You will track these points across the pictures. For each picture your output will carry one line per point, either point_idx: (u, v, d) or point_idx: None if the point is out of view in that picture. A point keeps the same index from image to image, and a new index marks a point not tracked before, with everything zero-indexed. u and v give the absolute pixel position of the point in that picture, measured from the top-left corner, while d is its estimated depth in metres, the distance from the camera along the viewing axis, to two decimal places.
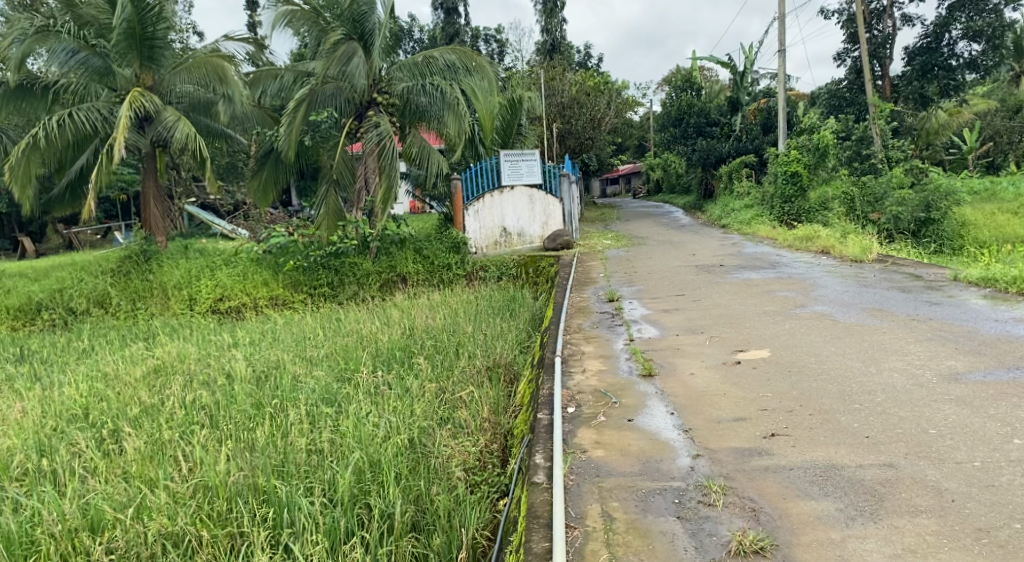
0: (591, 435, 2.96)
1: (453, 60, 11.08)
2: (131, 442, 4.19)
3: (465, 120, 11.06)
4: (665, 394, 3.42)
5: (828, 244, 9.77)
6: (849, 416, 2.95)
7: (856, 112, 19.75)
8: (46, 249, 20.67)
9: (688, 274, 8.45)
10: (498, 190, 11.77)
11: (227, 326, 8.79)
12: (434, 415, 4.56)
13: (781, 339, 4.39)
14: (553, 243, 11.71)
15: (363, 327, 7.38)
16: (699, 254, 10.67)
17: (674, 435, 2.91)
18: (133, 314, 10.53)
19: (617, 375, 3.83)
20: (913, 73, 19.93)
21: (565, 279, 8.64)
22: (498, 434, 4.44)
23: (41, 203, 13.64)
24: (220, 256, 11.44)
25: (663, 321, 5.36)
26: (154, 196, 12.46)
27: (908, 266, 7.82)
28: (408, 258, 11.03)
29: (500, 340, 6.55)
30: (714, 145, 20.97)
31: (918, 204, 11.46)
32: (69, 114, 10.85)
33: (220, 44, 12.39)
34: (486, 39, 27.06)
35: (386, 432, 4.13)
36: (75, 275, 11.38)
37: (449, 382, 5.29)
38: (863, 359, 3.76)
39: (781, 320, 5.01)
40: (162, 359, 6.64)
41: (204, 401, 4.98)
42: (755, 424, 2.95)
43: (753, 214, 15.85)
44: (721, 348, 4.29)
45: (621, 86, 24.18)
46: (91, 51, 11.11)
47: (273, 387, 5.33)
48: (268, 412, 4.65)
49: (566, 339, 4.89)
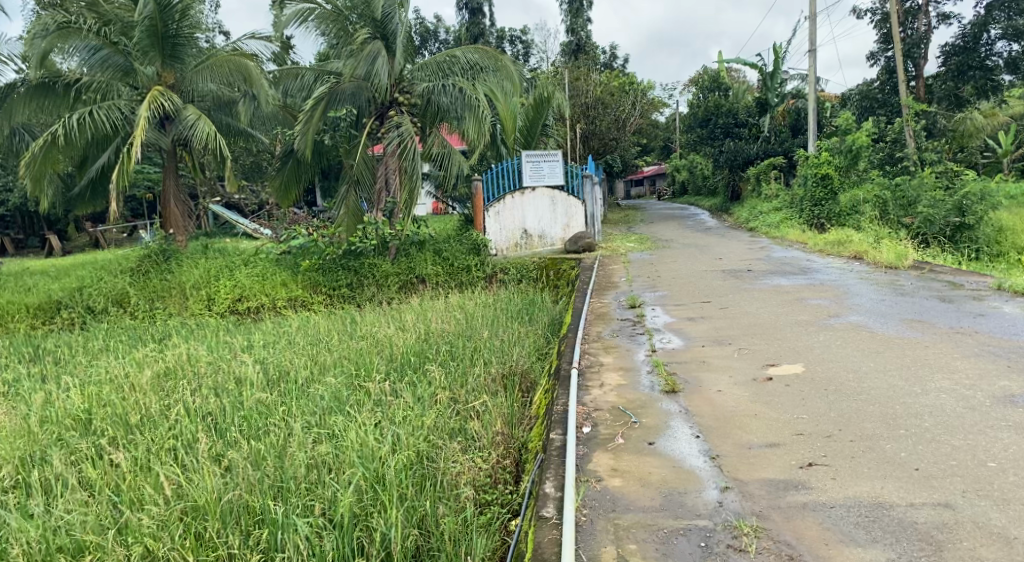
0: (608, 460, 2.71)
1: (475, 59, 11.02)
2: (128, 454, 4.05)
3: (485, 122, 10.74)
4: (688, 414, 3.15)
5: (862, 249, 9.39)
6: (895, 445, 2.67)
7: (888, 114, 19.23)
8: (73, 247, 20.89)
9: (714, 280, 8.13)
10: (519, 192, 11.54)
11: (242, 328, 8.69)
12: (445, 428, 4.37)
13: (816, 353, 4.09)
14: (575, 245, 11.43)
15: (377, 331, 7.20)
16: (726, 258, 10.33)
17: (699, 463, 2.65)
18: (152, 313, 10.36)
19: (638, 390, 3.57)
20: (949, 73, 19.37)
21: (585, 283, 8.38)
22: (512, 448, 4.23)
23: (64, 199, 13.68)
24: (239, 257, 11.50)
25: (688, 331, 5.08)
26: (174, 196, 12.42)
27: (947, 274, 7.45)
28: (427, 259, 10.85)
29: (517, 345, 6.33)
30: (741, 147, 20.54)
31: (952, 208, 11.01)
32: (90, 113, 10.83)
33: (244, 43, 12.34)
34: (511, 40, 26.81)
35: (392, 445, 3.95)
36: (95, 274, 11.37)
37: (462, 390, 5.10)
38: (908, 378, 3.46)
39: (814, 332, 4.70)
40: (171, 361, 6.52)
41: (208, 408, 4.85)
42: (789, 452, 2.68)
43: (781, 218, 15.44)
44: (751, 362, 4.00)
45: (647, 87, 23.80)
46: (113, 49, 11.18)
47: (281, 394, 5.18)
48: (273, 421, 4.50)
49: (584, 348, 4.63)
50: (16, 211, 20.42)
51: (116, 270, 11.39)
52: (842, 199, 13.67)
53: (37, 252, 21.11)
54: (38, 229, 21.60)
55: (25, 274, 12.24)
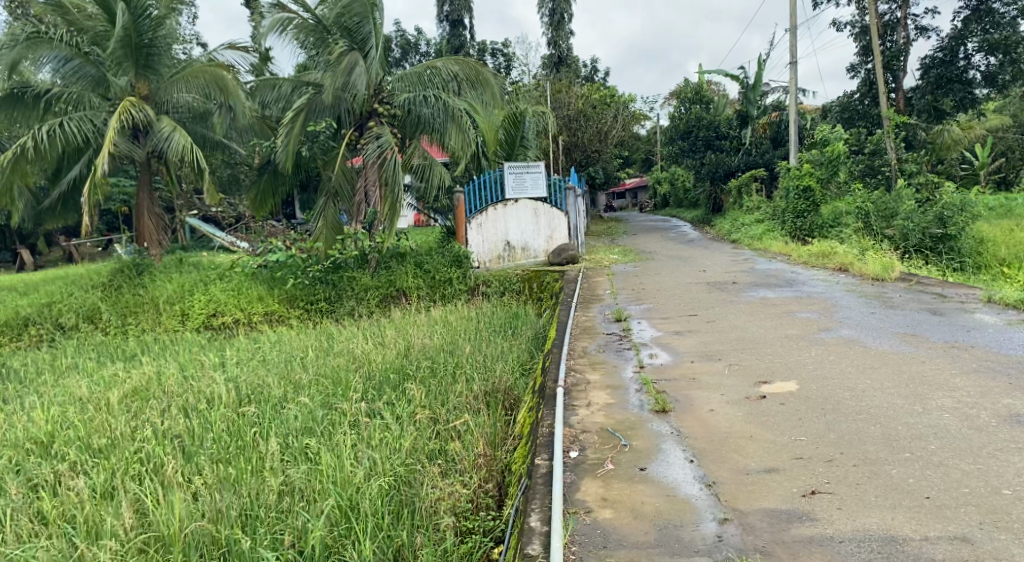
0: (597, 489, 2.53)
1: (456, 71, 10.91)
2: (88, 480, 3.82)
3: (469, 135, 10.74)
4: (681, 436, 2.98)
5: (847, 261, 9.32)
6: (901, 470, 2.52)
7: (868, 125, 19.39)
8: (45, 261, 20.42)
9: (699, 292, 8.01)
10: (502, 203, 11.37)
11: (216, 344, 8.42)
12: (425, 451, 4.16)
13: (810, 370, 3.95)
14: (558, 257, 11.29)
15: (356, 347, 6.99)
16: (711, 270, 10.23)
17: (694, 491, 2.48)
18: (124, 330, 10.03)
19: (626, 410, 3.39)
20: (928, 86, 19.66)
21: (569, 296, 8.21)
22: (495, 470, 4.05)
23: (32, 212, 13.31)
24: (215, 271, 11.22)
25: (676, 345, 4.93)
26: (148, 207, 12.12)
27: (935, 286, 7.38)
28: (408, 273, 10.64)
29: (499, 361, 6.13)
30: (723, 159, 20.63)
31: (932, 220, 11.01)
32: (60, 124, 10.59)
33: (220, 53, 12.11)
34: (492, 52, 26.87)
35: (368, 469, 3.74)
36: (65, 289, 11.03)
37: (444, 410, 4.90)
38: (908, 396, 3.32)
39: (806, 346, 4.56)
40: (139, 380, 6.24)
41: (176, 429, 4.61)
42: (789, 478, 2.52)
43: (764, 229, 15.42)
44: (743, 379, 3.85)
45: (629, 100, 23.87)
46: (84, 59, 10.93)
47: (253, 415, 4.94)
48: (245, 443, 4.26)
49: (570, 365, 4.46)
50: None
51: (86, 284, 11.07)
52: (825, 211, 13.66)
53: (9, 265, 20.62)
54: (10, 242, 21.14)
55: None
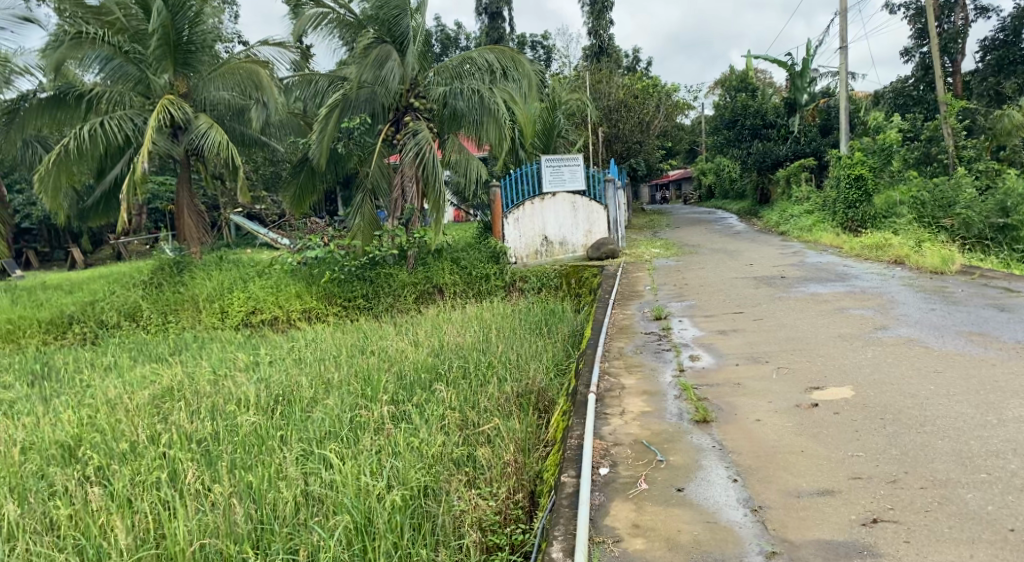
0: (628, 514, 2.29)
1: (493, 60, 10.53)
2: (109, 488, 3.82)
3: (505, 127, 10.47)
4: (723, 450, 2.72)
5: (902, 253, 8.81)
6: (976, 494, 2.22)
7: (924, 111, 18.50)
8: (96, 259, 20.98)
9: (745, 288, 7.64)
10: (539, 197, 11.12)
11: (250, 342, 8.42)
12: (451, 457, 4.02)
13: (865, 373, 3.62)
14: (598, 252, 11.00)
15: (389, 346, 6.86)
16: (756, 264, 9.81)
17: (739, 517, 2.22)
18: (164, 327, 10.13)
19: (663, 420, 3.13)
20: (988, 69, 18.77)
21: (607, 292, 7.92)
22: (525, 478, 3.87)
23: (77, 212, 13.60)
24: (254, 269, 11.28)
25: (719, 346, 4.62)
26: (188, 207, 12.34)
27: (1000, 280, 6.87)
28: (445, 269, 10.48)
29: (534, 360, 5.92)
30: (771, 148, 19.95)
31: (994, 208, 10.46)
32: (101, 123, 10.76)
33: (257, 50, 12.19)
34: (532, 45, 26.65)
35: (389, 479, 3.64)
36: (109, 288, 11.23)
37: (474, 412, 4.73)
38: (979, 405, 2.98)
39: (861, 347, 4.22)
40: (170, 381, 6.24)
41: (200, 433, 4.57)
42: (846, 503, 2.24)
43: (813, 220, 14.82)
44: (792, 385, 3.55)
45: (671, 90, 23.31)
46: (124, 58, 11.01)
47: (281, 418, 4.87)
48: (267, 449, 4.20)
49: (604, 367, 4.22)
50: (42, 224, 20.59)
51: (129, 283, 11.24)
52: (878, 201, 12.99)
53: (62, 263, 21.29)
54: (64, 241, 21.82)
55: (41, 289, 12.14)
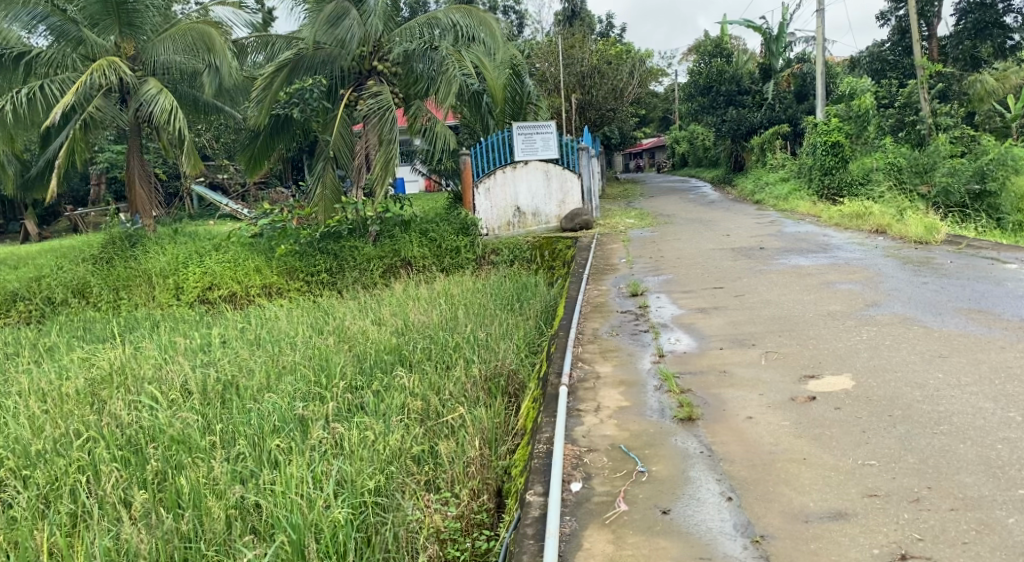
0: (604, 547, 1.92)
1: (462, 21, 9.94)
2: (19, 499, 3.39)
3: (452, 83, 9.75)
4: (713, 458, 2.36)
5: (884, 222, 8.54)
6: (1018, 518, 1.89)
7: (901, 76, 18.29)
8: (51, 233, 20.06)
9: (724, 260, 7.29)
10: (510, 166, 10.63)
11: (204, 320, 7.92)
12: (409, 455, 3.64)
13: (864, 359, 3.28)
14: (571, 223, 10.59)
15: (349, 325, 6.40)
16: (734, 234, 9.50)
17: (737, 551, 1.86)
18: (116, 305, 9.54)
19: (643, 418, 2.77)
20: (966, 32, 18.56)
21: (581, 266, 7.52)
22: (491, 476, 3.50)
23: (21, 184, 12.83)
24: (210, 242, 10.68)
25: (701, 327, 4.27)
26: (139, 177, 11.57)
27: (986, 249, 6.61)
28: (413, 241, 9.97)
29: (504, 340, 5.51)
30: (745, 115, 19.64)
31: (972, 174, 10.20)
32: (40, 87, 10.21)
33: (211, 10, 11.36)
34: (504, 10, 25.99)
35: (335, 485, 3.26)
36: (55, 264, 10.56)
37: (439, 399, 4.34)
38: (998, 398, 2.65)
39: (854, 328, 3.88)
40: (111, 365, 5.74)
41: (131, 428, 4.13)
42: (865, 531, 1.89)
43: (790, 188, 14.53)
44: (783, 373, 3.20)
45: (645, 55, 22.81)
46: (62, 16, 10.28)
47: (225, 410, 4.43)
48: (204, 447, 3.78)
49: (578, 353, 3.84)
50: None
51: (77, 258, 10.60)
52: (855, 168, 12.72)
53: (14, 236, 20.38)
54: (16, 213, 20.83)
55: None
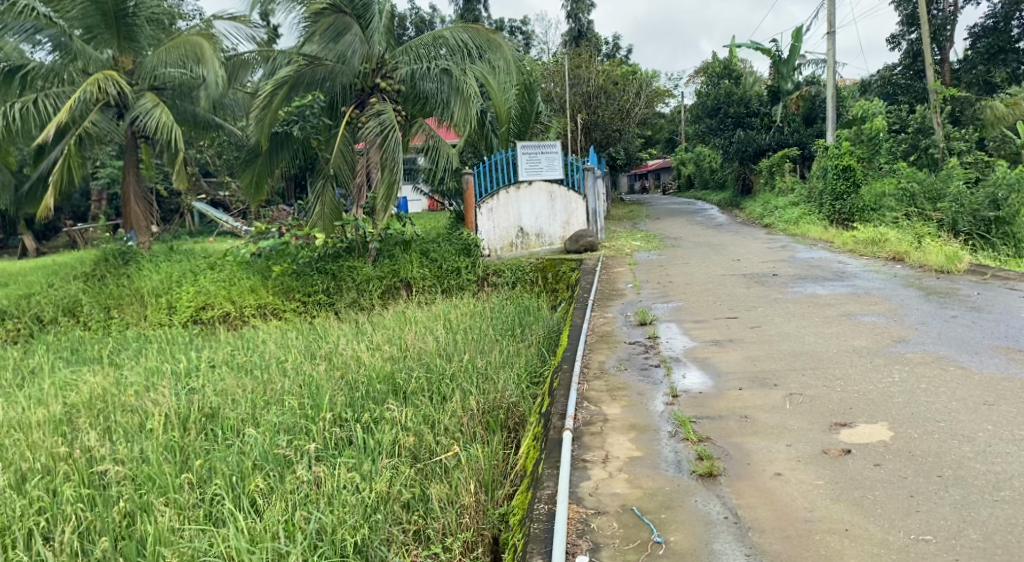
0: None
1: (466, 39, 9.87)
2: None
3: (472, 108, 9.63)
4: (740, 527, 2.08)
5: (903, 249, 8.25)
6: None
7: (913, 100, 18.10)
8: (50, 247, 19.86)
9: (736, 287, 7.00)
10: (514, 185, 10.39)
11: (195, 342, 7.62)
12: (400, 501, 3.33)
13: (902, 403, 3.00)
14: (575, 245, 10.30)
15: (342, 350, 6.08)
16: (744, 259, 9.20)
17: None
18: (107, 324, 9.25)
19: (657, 471, 2.46)
20: (978, 57, 18.37)
21: (586, 291, 7.21)
22: (488, 526, 3.19)
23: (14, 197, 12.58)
24: (206, 261, 10.44)
25: (716, 362, 3.98)
26: (135, 191, 11.36)
27: (1013, 280, 6.31)
28: (413, 261, 9.69)
29: (504, 369, 5.19)
30: (753, 137, 19.47)
31: (984, 200, 9.87)
32: (35, 101, 10.03)
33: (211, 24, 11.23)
34: (511, 30, 26.04)
35: (314, 540, 2.96)
36: (46, 281, 10.31)
37: (433, 435, 4.01)
38: None
39: (885, 367, 3.57)
40: (88, 391, 5.43)
41: (102, 463, 3.83)
42: None
43: (800, 212, 14.25)
44: (811, 419, 2.89)
45: (651, 76, 22.66)
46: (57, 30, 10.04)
47: (203, 442, 4.10)
48: (174, 486, 3.45)
49: (584, 390, 3.54)
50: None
51: (69, 276, 10.36)
52: (867, 193, 12.41)
53: (12, 251, 20.24)
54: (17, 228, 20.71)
55: None
